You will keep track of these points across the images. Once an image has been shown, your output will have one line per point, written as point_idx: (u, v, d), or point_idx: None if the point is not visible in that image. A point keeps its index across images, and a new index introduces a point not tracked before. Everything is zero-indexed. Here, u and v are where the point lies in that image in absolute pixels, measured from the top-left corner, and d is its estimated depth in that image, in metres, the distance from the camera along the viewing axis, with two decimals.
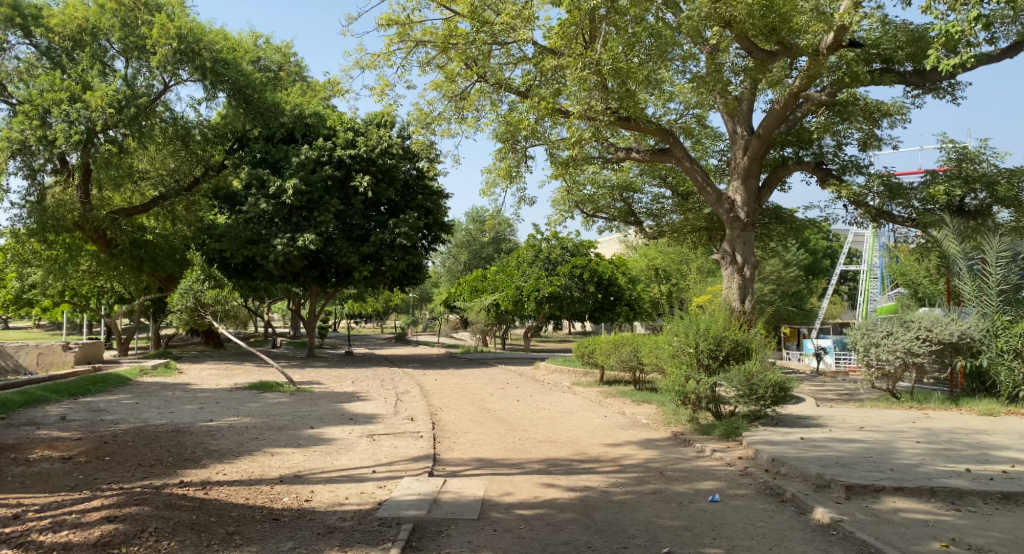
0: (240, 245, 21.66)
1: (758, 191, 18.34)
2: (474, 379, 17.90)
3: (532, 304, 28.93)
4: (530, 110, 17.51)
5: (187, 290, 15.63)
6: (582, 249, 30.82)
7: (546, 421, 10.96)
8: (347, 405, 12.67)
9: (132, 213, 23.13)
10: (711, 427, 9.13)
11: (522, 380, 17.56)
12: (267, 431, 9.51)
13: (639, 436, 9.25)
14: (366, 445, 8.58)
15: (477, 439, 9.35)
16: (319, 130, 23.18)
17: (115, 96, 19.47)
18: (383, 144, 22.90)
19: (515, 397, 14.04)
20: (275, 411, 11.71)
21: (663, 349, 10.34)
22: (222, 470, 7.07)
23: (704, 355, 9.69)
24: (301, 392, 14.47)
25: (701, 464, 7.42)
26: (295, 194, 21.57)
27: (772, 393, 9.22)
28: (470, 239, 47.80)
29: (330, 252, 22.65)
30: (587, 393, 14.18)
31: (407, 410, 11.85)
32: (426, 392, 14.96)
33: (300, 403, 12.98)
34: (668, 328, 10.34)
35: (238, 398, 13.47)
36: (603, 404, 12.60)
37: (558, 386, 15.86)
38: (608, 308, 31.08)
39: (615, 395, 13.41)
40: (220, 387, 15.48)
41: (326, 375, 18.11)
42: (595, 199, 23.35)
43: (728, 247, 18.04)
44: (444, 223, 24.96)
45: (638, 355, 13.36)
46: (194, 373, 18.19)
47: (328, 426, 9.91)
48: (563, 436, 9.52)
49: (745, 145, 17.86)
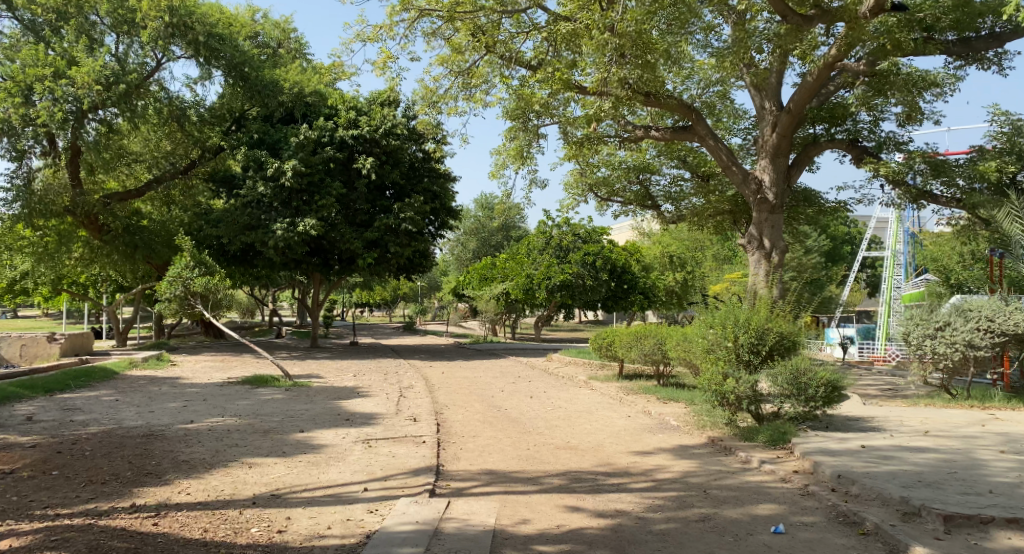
0: (238, 231, 20.69)
1: (787, 170, 17.28)
2: (483, 372, 16.83)
3: (543, 292, 27.86)
4: (542, 84, 16.42)
5: (176, 278, 14.51)
6: (595, 236, 29.65)
7: (564, 422, 9.87)
8: (345, 402, 11.64)
9: (126, 197, 22.23)
10: (754, 432, 8.03)
11: (534, 373, 16.50)
12: (250, 435, 8.46)
13: (671, 444, 8.14)
14: (360, 454, 7.50)
15: (487, 445, 8.27)
16: (320, 110, 22.03)
17: (103, 72, 18.60)
18: (387, 123, 21.68)
19: (527, 393, 12.96)
20: (265, 410, 10.69)
21: (695, 344, 9.25)
22: (186, 488, 6.02)
23: (745, 350, 8.54)
24: (297, 387, 13.44)
25: (751, 481, 6.29)
26: (294, 177, 20.48)
27: (824, 393, 8.15)
28: (479, 226, 46.68)
29: (333, 238, 21.59)
30: (606, 388, 13.10)
31: (410, 409, 10.78)
32: (432, 387, 13.92)
33: (294, 400, 11.96)
34: (700, 321, 9.20)
35: (227, 394, 12.44)
36: (625, 402, 11.51)
37: (573, 380, 14.81)
38: (621, 296, 29.93)
39: (637, 392, 12.30)
40: (212, 381, 14.48)
41: (328, 367, 17.10)
42: (609, 181, 22.15)
43: (755, 231, 16.97)
44: (451, 208, 23.78)
45: (663, 349, 12.25)
46: (188, 366, 17.22)
47: (320, 429, 8.85)
48: (584, 441, 8.44)
49: (774, 122, 16.79)
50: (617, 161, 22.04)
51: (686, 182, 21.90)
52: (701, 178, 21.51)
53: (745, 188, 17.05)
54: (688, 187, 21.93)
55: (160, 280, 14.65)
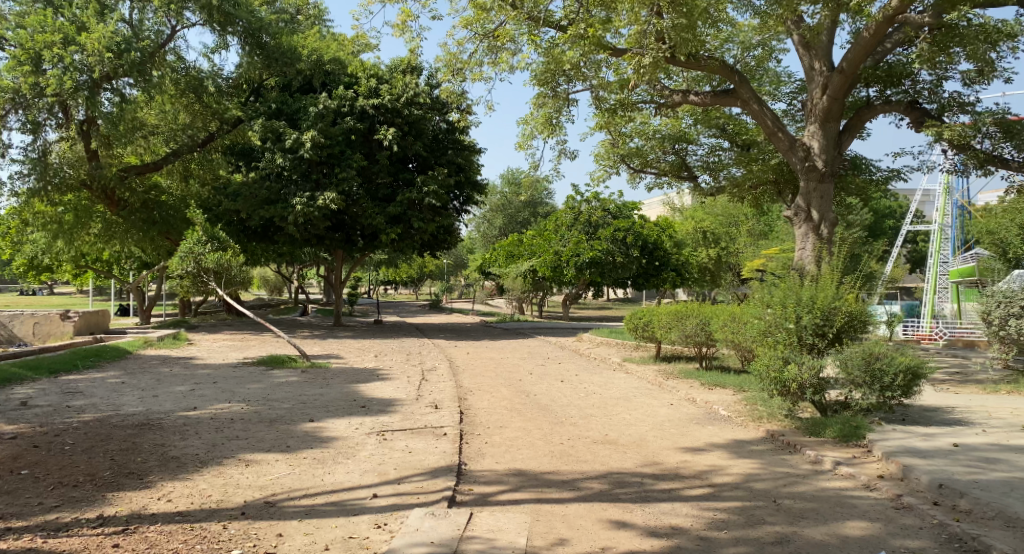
0: (256, 205, 19.90)
1: (837, 137, 16.29)
2: (510, 353, 15.97)
3: (572, 269, 26.89)
4: (573, 46, 15.35)
5: (187, 254, 13.41)
6: (625, 211, 28.58)
7: (600, 411, 8.97)
8: (364, 386, 10.83)
9: (143, 171, 21.54)
10: (820, 426, 7.08)
11: (564, 355, 15.62)
12: (254, 424, 7.65)
13: (724, 440, 7.20)
14: (373, 448, 6.66)
15: (516, 438, 7.41)
16: (339, 79, 21.30)
17: (114, 39, 17.88)
18: (409, 92, 20.72)
19: (558, 377, 12.07)
20: (276, 394, 9.91)
21: (750, 326, 8.36)
22: (169, 492, 5.19)
23: (808, 332, 7.66)
24: (313, 369, 12.65)
25: (828, 489, 5.35)
26: (313, 148, 19.65)
27: (902, 381, 7.13)
28: (505, 202, 45.66)
29: (355, 213, 20.79)
30: (642, 371, 12.19)
31: (432, 394, 9.94)
32: (456, 369, 13.09)
33: (309, 383, 11.17)
34: (757, 301, 8.31)
35: (240, 376, 11.70)
36: (665, 387, 10.58)
37: (606, 362, 13.91)
38: (652, 274, 28.84)
39: (677, 376, 11.35)
40: (226, 361, 13.76)
41: (348, 348, 16.35)
42: (643, 152, 21.07)
43: (802, 202, 16.03)
44: (476, 182, 22.78)
45: (707, 329, 11.29)
46: (205, 345, 16.54)
47: (332, 418, 8.04)
48: (624, 435, 7.53)
49: (824, 84, 15.82)
50: (650, 130, 20.89)
51: (726, 152, 20.75)
52: (741, 148, 20.37)
53: (793, 155, 16.14)
54: (727, 156, 20.79)
55: (171, 257, 13.60)
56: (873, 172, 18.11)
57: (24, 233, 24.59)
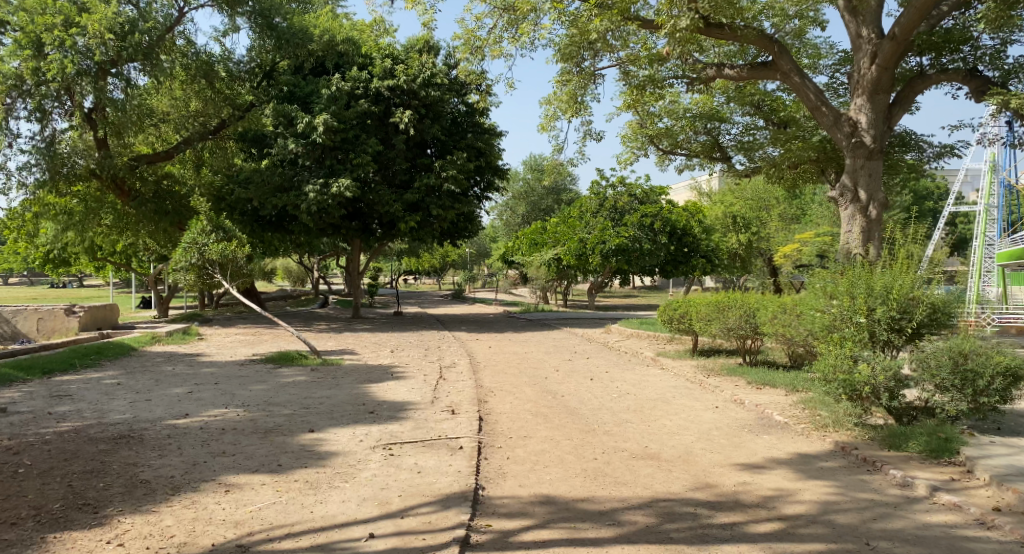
0: (268, 193, 19.08)
1: (886, 109, 15.11)
2: (535, 346, 15.02)
3: (597, 257, 25.83)
4: (599, 17, 14.26)
5: (191, 244, 12.60)
6: (652, 196, 27.46)
7: (636, 416, 7.99)
8: (376, 386, 9.95)
9: (154, 160, 20.81)
10: (902, 438, 6.10)
11: (592, 348, 14.62)
12: (246, 435, 6.71)
13: (785, 455, 6.19)
14: (377, 467, 5.74)
15: (543, 451, 6.48)
16: (353, 59, 20.22)
17: (117, 20, 17.13)
18: (426, 72, 19.72)
19: (587, 374, 11.10)
20: (279, 396, 9.04)
21: (812, 319, 7.38)
22: (124, 534, 4.31)
23: (882, 328, 6.70)
24: (324, 367, 11.77)
25: (932, 529, 4.41)
26: (326, 132, 18.74)
27: (1000, 386, 6.13)
28: (529, 189, 44.65)
29: (371, 201, 19.89)
30: (679, 367, 11.18)
31: (449, 397, 9.03)
32: (477, 366, 12.16)
33: (318, 383, 10.31)
34: (820, 295, 7.36)
35: (244, 375, 10.84)
36: (707, 386, 9.58)
37: (638, 357, 12.91)
38: (681, 261, 27.73)
39: (719, 373, 10.35)
40: (233, 358, 12.92)
41: (364, 343, 15.50)
42: (672, 132, 19.95)
43: (849, 181, 14.88)
44: (497, 166, 21.78)
45: (752, 322, 10.25)
46: (215, 340, 15.78)
47: (335, 426, 7.14)
48: (667, 447, 6.57)
49: (872, 53, 14.65)
50: (680, 109, 19.73)
51: (762, 130, 19.60)
52: (778, 126, 19.17)
53: (838, 130, 15.03)
54: (763, 135, 19.63)
55: (175, 248, 12.80)
56: (923, 148, 16.85)
57: (36, 225, 24.00)
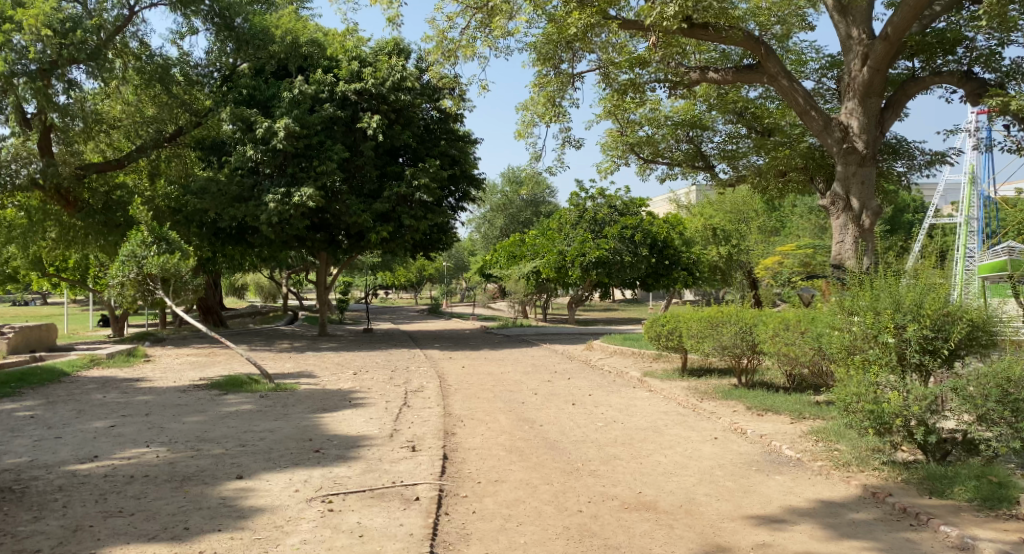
0: (226, 204, 17.94)
1: (878, 114, 14.31)
2: (511, 366, 13.96)
3: (577, 270, 24.90)
4: (578, 14, 13.36)
5: (129, 257, 11.41)
6: (633, 208, 26.58)
7: (625, 450, 6.96)
8: (330, 416, 8.83)
9: (105, 169, 19.38)
10: (943, 483, 5.13)
11: (573, 367, 13.56)
12: (157, 485, 5.52)
13: (805, 503, 5.20)
14: (310, 529, 4.68)
15: (518, 500, 5.46)
16: (318, 62, 19.07)
17: (57, 17, 15.99)
18: (395, 76, 18.62)
19: (568, 399, 10.05)
20: (215, 429, 7.91)
21: (831, 340, 6.42)
22: None
23: (912, 350, 5.76)
24: (274, 393, 10.60)
25: None
26: (288, 138, 17.58)
27: None
28: (507, 202, 43.72)
29: (338, 211, 18.76)
30: (669, 389, 10.15)
31: (411, 430, 7.96)
32: (447, 390, 11.06)
33: (265, 412, 9.18)
34: (839, 312, 6.45)
35: (183, 405, 9.66)
36: (702, 412, 8.59)
37: (623, 378, 11.86)
38: (663, 273, 26.92)
39: (713, 397, 9.37)
40: (176, 383, 11.71)
41: (327, 364, 14.33)
42: (654, 140, 19.13)
43: (840, 189, 14.12)
44: (472, 175, 20.76)
45: (749, 340, 9.30)
46: (163, 362, 14.54)
47: (270, 470, 6.05)
48: (664, 493, 5.56)
49: (864, 54, 13.80)
50: (661, 117, 18.90)
51: (745, 139, 18.64)
52: (762, 133, 18.26)
53: (828, 136, 14.24)
54: (746, 143, 18.66)
55: (112, 262, 11.57)
56: (914, 155, 16.05)
57: None
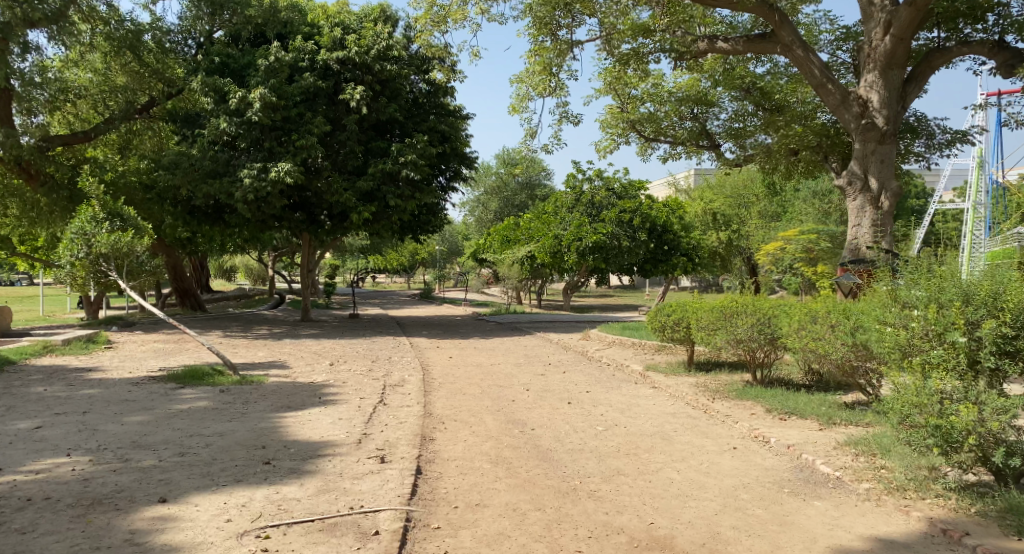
0: (199, 179, 16.89)
1: (901, 87, 13.22)
2: (502, 356, 12.92)
3: (573, 255, 23.84)
4: None
5: (78, 234, 10.35)
6: (631, 191, 25.50)
7: (631, 463, 5.92)
8: (293, 416, 7.79)
9: (71, 141, 18.36)
10: None
11: (569, 359, 12.52)
12: (55, 512, 4.50)
13: (859, 543, 4.20)
14: None
15: (502, 533, 4.44)
16: (298, 29, 18.04)
17: None
18: (380, 43, 17.57)
19: (563, 397, 9.01)
20: (155, 432, 6.87)
21: (882, 339, 5.41)
22: None
23: (988, 353, 4.76)
24: (236, 387, 9.54)
25: None
26: (264, 110, 16.49)
27: None
28: (501, 184, 42.62)
29: (319, 189, 17.66)
30: (675, 386, 9.11)
31: (381, 434, 6.92)
32: (430, 384, 10.01)
33: (221, 410, 8.14)
34: (899, 305, 5.47)
35: (130, 400, 8.61)
36: (715, 413, 7.56)
37: (624, 372, 10.81)
38: (661, 259, 25.45)
39: (726, 395, 8.33)
40: (131, 373, 10.66)
41: (303, 353, 13.27)
42: (656, 118, 18.15)
43: (858, 168, 13.12)
44: (463, 154, 19.64)
45: (766, 332, 8.26)
46: (125, 349, 13.47)
47: (203, 490, 5.03)
48: (682, 526, 4.55)
49: (886, 22, 12.68)
50: (664, 93, 17.98)
51: (753, 116, 17.69)
52: (772, 110, 17.14)
53: (845, 111, 13.20)
54: (754, 122, 17.76)
55: (60, 240, 10.50)
56: (934, 133, 14.98)
57: None
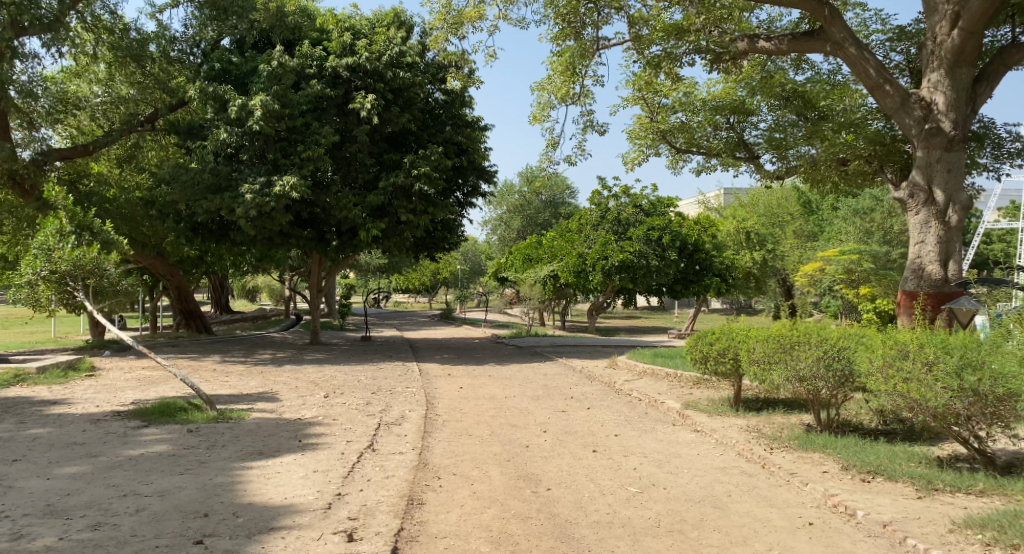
0: (198, 194, 15.84)
1: (970, 87, 11.33)
2: (521, 387, 11.52)
3: (599, 275, 22.43)
4: None
5: (38, 249, 9.23)
6: (660, 208, 24.08)
7: (678, 547, 4.56)
8: (262, 466, 6.50)
9: (69, 154, 17.45)
10: None
11: (594, 392, 11.04)
12: None
13: None
14: None
15: None
16: (307, 35, 17.17)
17: None
18: (392, 48, 16.49)
19: (587, 442, 7.59)
20: (80, 490, 5.61)
21: None
22: None
23: None
24: (209, 426, 8.25)
25: None
26: (267, 119, 15.40)
27: None
28: (525, 202, 41.40)
29: (327, 205, 16.47)
30: (722, 430, 7.64)
31: (360, 496, 5.60)
32: (433, 423, 8.63)
33: (179, 455, 6.86)
34: None
35: (79, 443, 7.35)
36: (775, 471, 6.12)
37: (658, 410, 9.33)
38: (692, 280, 24.06)
39: (786, 442, 6.87)
40: (99, 407, 9.43)
41: (299, 382, 11.97)
42: (688, 128, 16.77)
43: (920, 179, 11.21)
44: (483, 166, 18.41)
45: (835, 366, 6.84)
46: (108, 378, 12.29)
47: None
48: None
49: (953, 14, 10.77)
50: (697, 101, 16.66)
51: (795, 127, 15.92)
52: (816, 119, 15.55)
53: (906, 116, 11.31)
54: (796, 133, 15.93)
55: (22, 257, 9.41)
56: (1003, 141, 13.45)
57: None
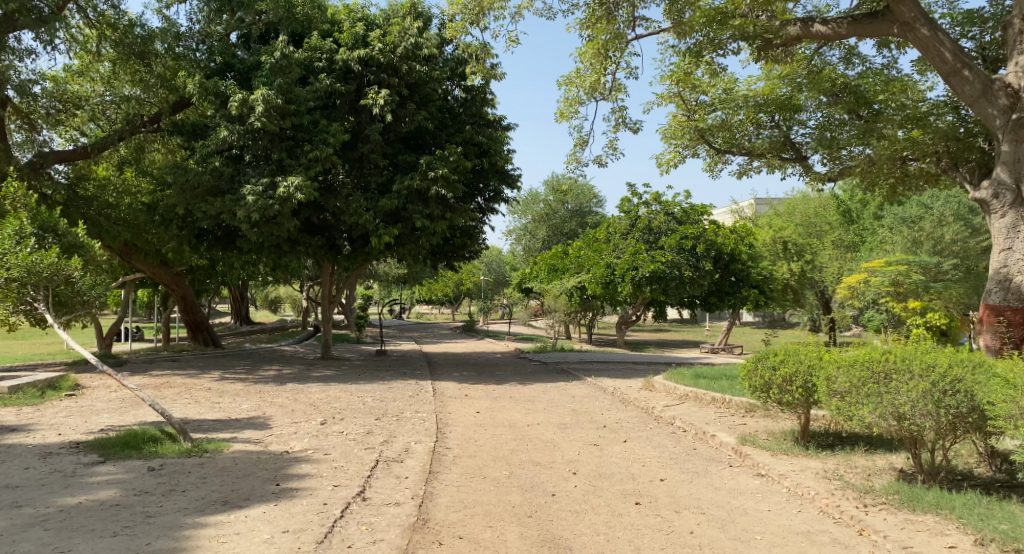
0: (198, 197, 14.70)
1: None
2: (546, 412, 10.15)
3: (628, 287, 20.98)
4: None
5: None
6: (693, 216, 22.58)
7: None
8: (221, 521, 5.20)
9: (70, 157, 16.47)
10: None
11: (630, 419, 9.62)
12: None
13: None
14: None
15: None
16: (317, 27, 16.03)
17: None
18: (407, 40, 15.24)
19: (627, 488, 6.20)
20: None
21: None
22: None
23: None
24: (177, 462, 6.97)
25: None
26: (271, 115, 14.22)
27: None
28: (551, 211, 40.09)
29: (336, 208, 15.19)
30: (794, 475, 6.22)
31: None
32: (442, 458, 7.30)
33: (125, 504, 5.57)
34: None
35: (11, 486, 6.09)
36: (879, 541, 4.73)
37: (707, 444, 7.92)
38: (727, 292, 22.64)
39: (883, 495, 5.43)
40: (61, 436, 8.20)
41: (297, 404, 10.69)
42: (729, 126, 15.27)
43: (1006, 176, 9.24)
44: (505, 170, 17.01)
45: (946, 400, 5.38)
46: (88, 398, 11.09)
47: None
48: None
49: None
50: (738, 98, 15.02)
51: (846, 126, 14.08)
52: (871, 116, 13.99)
53: (988, 105, 9.25)
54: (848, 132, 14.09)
55: None
56: None
57: None
